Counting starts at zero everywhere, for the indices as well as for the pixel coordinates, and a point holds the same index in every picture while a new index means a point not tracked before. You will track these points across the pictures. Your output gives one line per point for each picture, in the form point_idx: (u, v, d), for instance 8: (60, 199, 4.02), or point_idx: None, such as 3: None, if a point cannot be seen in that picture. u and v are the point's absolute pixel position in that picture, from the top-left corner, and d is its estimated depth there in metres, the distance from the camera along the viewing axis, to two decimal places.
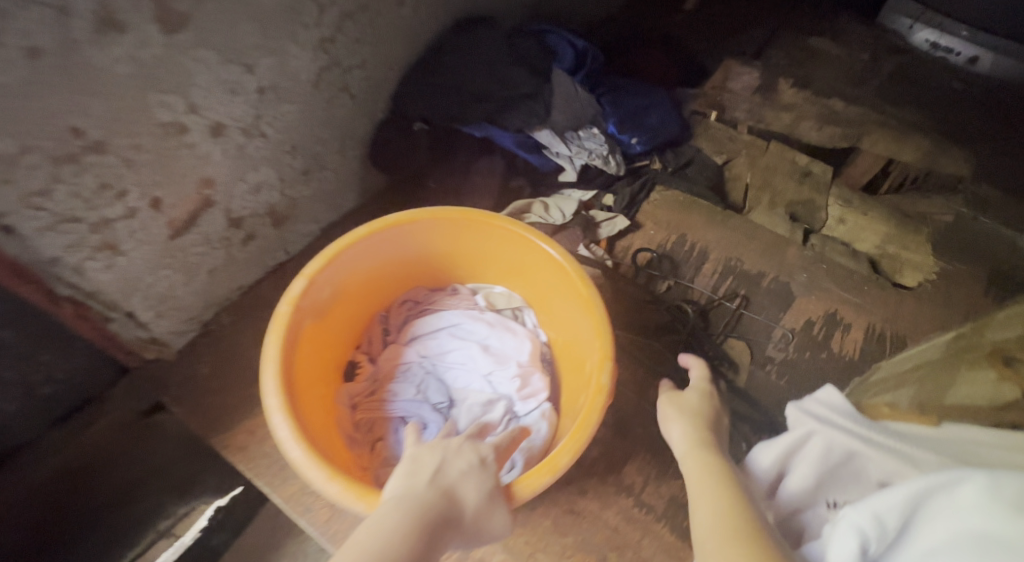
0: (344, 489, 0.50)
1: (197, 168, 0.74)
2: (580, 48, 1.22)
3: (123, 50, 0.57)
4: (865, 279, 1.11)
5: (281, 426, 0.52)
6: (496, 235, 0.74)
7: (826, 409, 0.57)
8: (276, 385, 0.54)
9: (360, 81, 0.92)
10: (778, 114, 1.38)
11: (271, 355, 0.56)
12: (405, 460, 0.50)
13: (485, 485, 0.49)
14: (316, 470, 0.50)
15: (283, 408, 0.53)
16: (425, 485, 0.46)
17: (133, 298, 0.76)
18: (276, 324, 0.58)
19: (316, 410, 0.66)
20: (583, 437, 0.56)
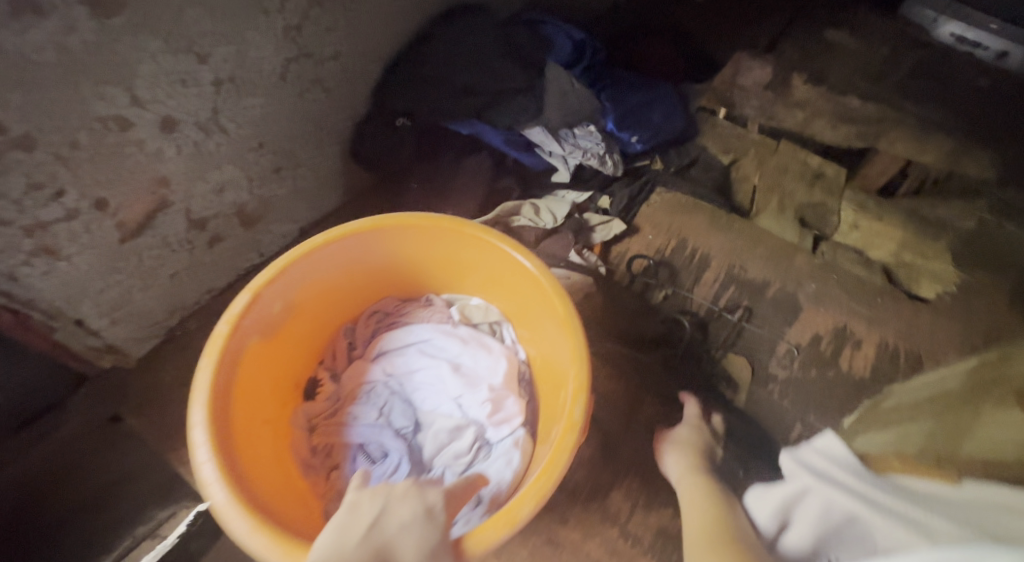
0: (270, 541, 0.44)
1: (147, 167, 0.68)
2: (577, 39, 1.15)
3: (45, 36, 0.51)
4: (878, 290, 1.03)
5: (205, 466, 0.46)
6: (469, 243, 0.67)
7: (823, 459, 0.52)
8: (203, 417, 0.48)
9: (334, 73, 0.86)
10: (790, 111, 1.29)
11: (201, 380, 0.50)
12: (342, 509, 0.44)
13: (431, 540, 0.42)
14: (241, 519, 0.44)
15: (210, 444, 0.47)
16: (357, 544, 0.40)
17: (82, 304, 0.71)
18: (211, 345, 0.52)
19: (263, 437, 0.59)
20: (549, 482, 0.50)
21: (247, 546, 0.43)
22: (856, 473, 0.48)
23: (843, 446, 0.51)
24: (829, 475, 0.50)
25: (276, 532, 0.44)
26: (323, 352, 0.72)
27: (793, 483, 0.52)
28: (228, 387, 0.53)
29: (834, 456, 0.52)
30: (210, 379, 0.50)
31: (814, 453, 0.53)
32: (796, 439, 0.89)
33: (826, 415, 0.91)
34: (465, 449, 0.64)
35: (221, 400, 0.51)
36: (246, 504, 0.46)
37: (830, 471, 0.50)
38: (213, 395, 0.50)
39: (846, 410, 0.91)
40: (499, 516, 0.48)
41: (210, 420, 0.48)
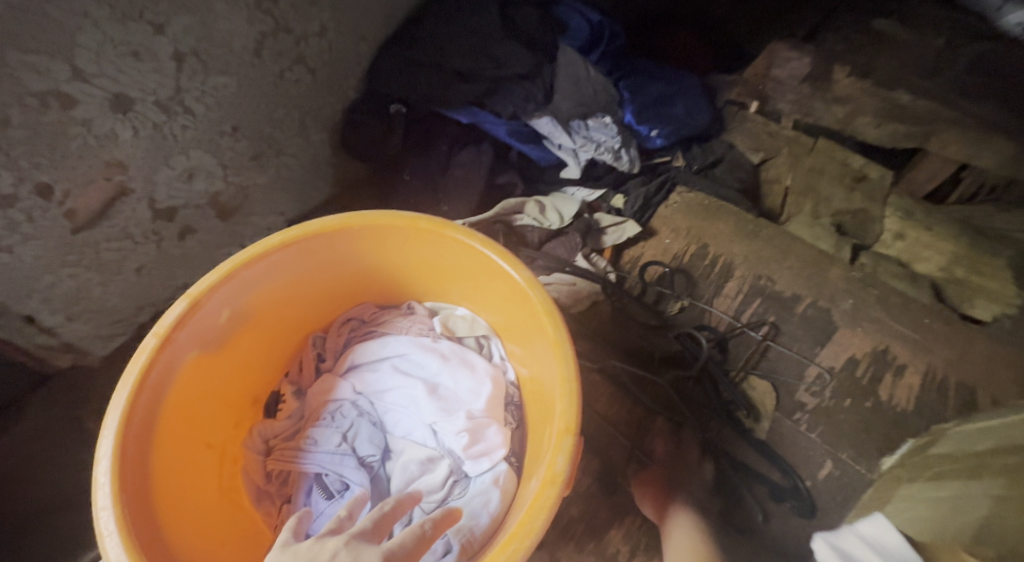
0: None
1: (99, 151, 0.61)
2: (595, 23, 1.03)
3: None
4: (927, 310, 0.91)
5: (102, 512, 0.38)
6: (451, 248, 0.58)
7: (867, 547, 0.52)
8: (110, 451, 0.40)
9: (319, 52, 0.78)
10: (828, 108, 1.17)
11: (115, 404, 0.42)
12: None
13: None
14: None
15: (113, 485, 0.39)
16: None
17: (31, 300, 0.64)
18: (133, 362, 0.44)
19: (202, 464, 0.52)
20: (520, 547, 0.41)
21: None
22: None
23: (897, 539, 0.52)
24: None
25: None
26: (290, 362, 0.65)
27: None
28: (152, 412, 0.45)
29: (886, 548, 0.51)
30: (125, 404, 0.43)
31: (861, 543, 0.52)
32: (824, 478, 0.80)
33: (861, 453, 0.80)
34: (438, 485, 0.56)
35: (138, 429, 0.43)
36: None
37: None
38: (127, 423, 0.42)
39: (885, 448, 0.80)
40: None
41: (118, 455, 0.41)
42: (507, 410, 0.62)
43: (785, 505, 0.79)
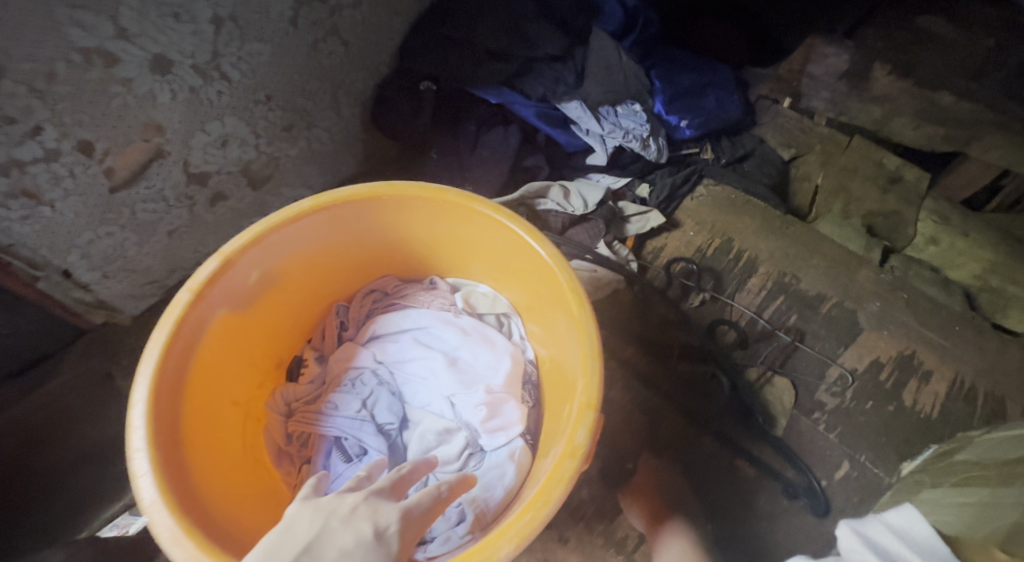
0: (197, 550, 0.37)
1: (139, 112, 0.61)
2: (629, 7, 1.02)
3: None
4: (958, 317, 0.90)
5: (136, 454, 0.39)
6: (478, 224, 0.58)
7: (894, 538, 0.47)
8: (144, 397, 0.41)
9: (353, 24, 0.78)
10: (865, 107, 1.14)
11: (150, 352, 0.44)
12: (276, 526, 0.35)
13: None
14: (167, 522, 0.38)
15: (146, 429, 0.41)
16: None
17: (70, 255, 0.66)
18: (167, 314, 0.45)
19: (228, 420, 0.53)
20: (539, 515, 0.41)
21: (168, 558, 0.36)
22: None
23: (926, 529, 0.47)
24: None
25: (210, 543, 0.38)
26: (313, 330, 0.66)
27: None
28: (183, 364, 0.46)
29: (913, 537, 0.47)
30: (159, 354, 0.44)
31: (885, 530, 0.49)
32: (839, 479, 0.79)
33: (880, 457, 0.80)
34: (454, 456, 0.57)
35: (171, 378, 0.44)
36: (178, 503, 0.39)
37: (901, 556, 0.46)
38: (161, 372, 0.43)
39: (905, 453, 0.79)
40: (471, 553, 0.39)
41: (152, 401, 0.42)
42: (525, 388, 0.63)
43: (799, 502, 0.78)
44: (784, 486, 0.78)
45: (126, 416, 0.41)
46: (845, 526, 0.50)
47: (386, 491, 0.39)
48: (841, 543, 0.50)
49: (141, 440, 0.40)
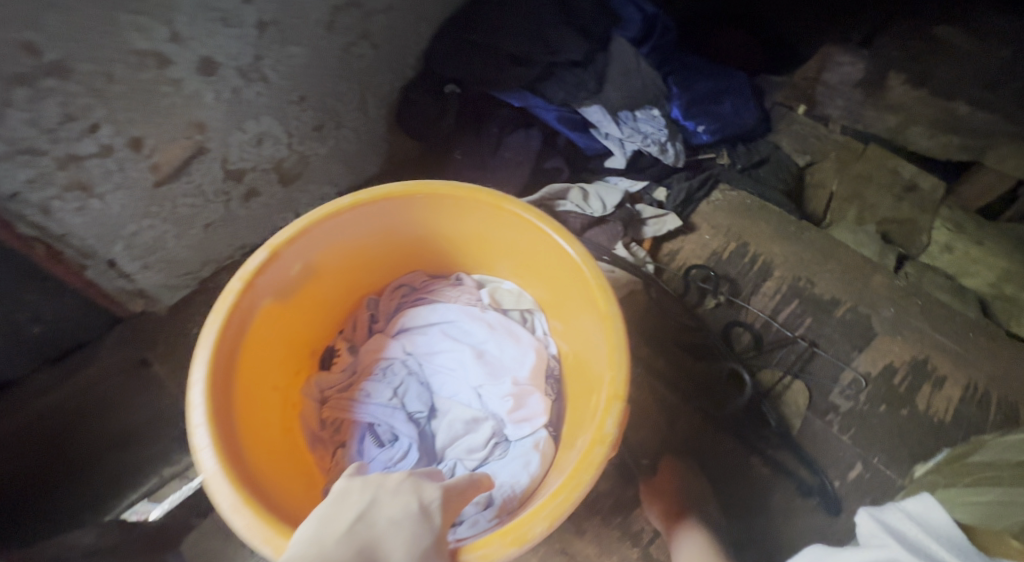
0: (254, 520, 0.40)
1: (186, 110, 0.64)
2: (649, 14, 1.03)
3: None
4: (972, 324, 0.91)
5: (197, 429, 0.42)
6: (508, 222, 0.60)
7: (912, 524, 0.48)
8: (202, 377, 0.44)
9: (383, 29, 0.81)
10: (881, 115, 1.16)
11: (205, 336, 0.46)
12: (328, 497, 0.38)
13: (424, 542, 0.36)
14: (227, 493, 0.40)
15: (205, 406, 0.43)
16: (340, 534, 0.34)
17: (115, 245, 0.69)
18: (220, 301, 0.48)
19: (270, 404, 0.56)
20: (570, 497, 0.44)
21: (229, 526, 0.39)
22: (960, 552, 0.44)
23: (944, 517, 0.48)
24: (926, 550, 0.45)
25: (265, 513, 0.40)
26: (344, 321, 0.69)
27: (875, 546, 0.47)
28: (234, 348, 0.49)
29: (931, 525, 0.48)
30: (214, 337, 0.46)
31: (904, 517, 0.49)
32: (852, 479, 0.80)
33: (892, 459, 0.81)
34: (481, 444, 0.59)
35: (224, 361, 0.47)
36: (235, 476, 0.42)
37: (924, 542, 0.46)
38: (217, 354, 0.46)
39: (918, 455, 0.81)
40: (507, 530, 0.41)
41: (209, 381, 0.44)
42: (548, 381, 0.65)
43: (811, 500, 0.79)
44: (797, 483, 0.80)
45: (185, 394, 0.44)
46: (863, 512, 0.51)
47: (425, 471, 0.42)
48: (859, 528, 0.50)
49: (200, 417, 0.43)
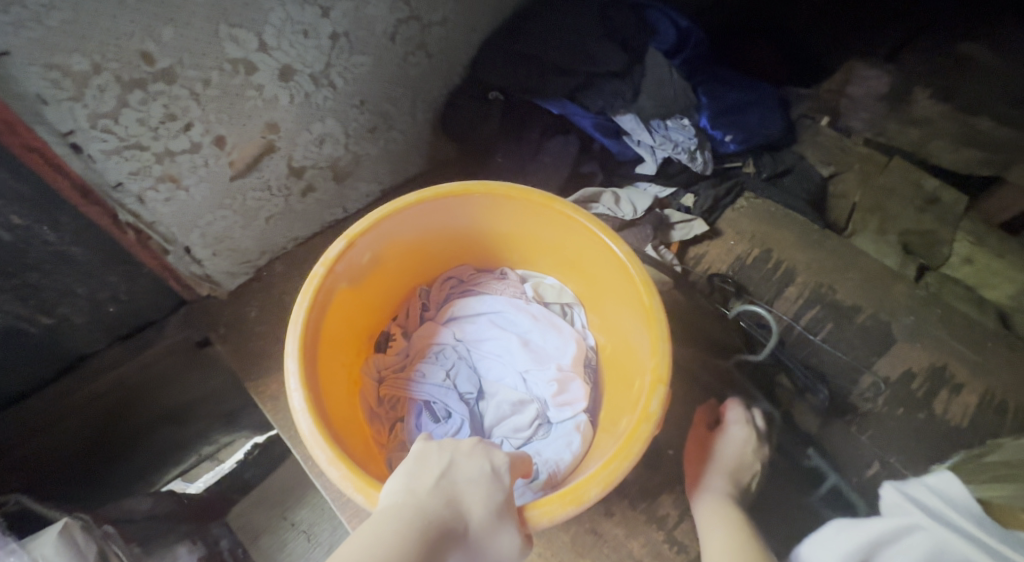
0: (346, 475, 0.46)
1: (263, 112, 0.71)
2: (682, 27, 1.08)
3: None
4: (991, 335, 0.95)
5: (294, 393, 0.49)
6: (557, 222, 0.66)
7: (934, 497, 0.52)
8: (295, 349, 0.51)
9: (438, 39, 0.87)
10: (904, 129, 1.20)
11: (296, 315, 0.53)
12: (410, 457, 0.45)
13: (496, 499, 0.43)
14: (322, 449, 0.47)
15: (299, 374, 0.50)
16: (428, 489, 0.41)
17: (192, 234, 0.76)
18: (308, 284, 0.55)
19: (340, 379, 0.63)
20: (619, 466, 0.50)
21: (327, 476, 0.46)
22: (976, 521, 0.48)
23: (963, 491, 0.52)
24: (944, 517, 0.50)
25: (353, 467, 0.47)
26: (398, 309, 0.75)
27: (898, 514, 0.52)
28: (317, 326, 0.56)
29: (951, 498, 0.52)
30: (303, 316, 0.53)
31: (926, 490, 0.53)
32: (870, 477, 0.84)
33: (908, 460, 0.85)
34: (526, 424, 0.65)
35: (311, 337, 0.54)
36: (327, 435, 0.49)
37: (943, 511, 0.50)
38: (305, 331, 0.53)
39: (934, 458, 0.85)
40: (566, 492, 0.48)
41: (301, 353, 0.51)
42: (586, 370, 0.70)
43: (830, 496, 0.84)
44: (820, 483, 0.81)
45: (281, 364, 0.51)
46: (889, 486, 0.56)
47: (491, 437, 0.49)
48: (883, 499, 0.55)
49: (295, 383, 0.50)
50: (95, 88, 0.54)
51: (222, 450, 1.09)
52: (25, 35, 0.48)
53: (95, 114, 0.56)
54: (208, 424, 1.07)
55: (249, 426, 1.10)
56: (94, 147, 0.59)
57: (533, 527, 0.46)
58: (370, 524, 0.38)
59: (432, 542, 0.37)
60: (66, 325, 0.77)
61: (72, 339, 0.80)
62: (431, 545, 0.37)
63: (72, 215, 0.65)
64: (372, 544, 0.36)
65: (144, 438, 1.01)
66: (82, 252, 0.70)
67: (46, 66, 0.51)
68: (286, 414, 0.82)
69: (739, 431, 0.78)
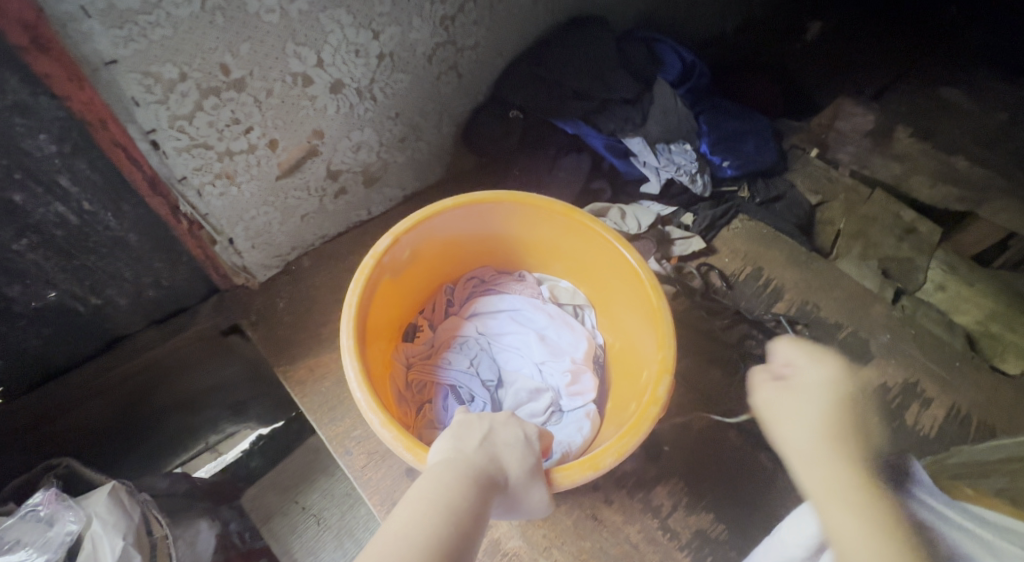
0: (396, 436, 0.56)
1: (313, 120, 0.78)
2: (688, 61, 1.20)
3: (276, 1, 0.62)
4: (958, 355, 1.04)
5: (348, 365, 0.58)
6: (575, 230, 0.75)
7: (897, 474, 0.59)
8: (348, 328, 0.61)
9: (470, 61, 0.95)
10: (887, 163, 1.30)
11: (350, 298, 0.63)
12: (455, 423, 0.56)
13: (527, 460, 0.55)
14: (374, 413, 0.57)
15: (351, 349, 0.60)
16: (474, 449, 0.53)
17: (237, 226, 0.83)
18: (359, 274, 0.64)
19: (377, 361, 0.72)
20: (629, 442, 0.59)
21: (380, 436, 0.55)
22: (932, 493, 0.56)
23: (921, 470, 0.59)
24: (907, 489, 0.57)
25: (400, 431, 0.56)
26: (425, 304, 0.83)
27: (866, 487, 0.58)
28: (364, 310, 0.65)
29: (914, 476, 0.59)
30: (354, 300, 0.63)
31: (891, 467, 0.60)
32: None
33: None
34: (541, 411, 0.72)
35: (360, 319, 0.63)
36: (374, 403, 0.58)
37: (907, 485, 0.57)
38: (356, 313, 0.63)
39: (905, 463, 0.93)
40: (585, 460, 0.58)
41: (353, 331, 0.61)
42: (595, 365, 0.78)
43: None
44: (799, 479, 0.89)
45: (337, 341, 0.60)
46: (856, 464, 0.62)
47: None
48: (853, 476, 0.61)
49: (349, 357, 0.59)
50: (179, 93, 0.62)
51: (221, 442, 1.27)
52: (131, 47, 0.55)
53: (174, 115, 0.63)
54: (217, 413, 1.17)
55: (257, 417, 1.26)
56: (169, 145, 0.66)
57: (558, 486, 0.57)
58: (429, 475, 0.50)
59: (480, 489, 0.49)
60: (110, 307, 0.83)
61: (113, 320, 0.85)
62: (480, 491, 0.49)
63: (136, 203, 0.72)
64: (434, 489, 0.48)
65: (160, 420, 1.07)
66: (135, 238, 0.76)
67: (143, 73, 0.58)
68: (314, 397, 0.88)
69: (819, 370, 0.67)
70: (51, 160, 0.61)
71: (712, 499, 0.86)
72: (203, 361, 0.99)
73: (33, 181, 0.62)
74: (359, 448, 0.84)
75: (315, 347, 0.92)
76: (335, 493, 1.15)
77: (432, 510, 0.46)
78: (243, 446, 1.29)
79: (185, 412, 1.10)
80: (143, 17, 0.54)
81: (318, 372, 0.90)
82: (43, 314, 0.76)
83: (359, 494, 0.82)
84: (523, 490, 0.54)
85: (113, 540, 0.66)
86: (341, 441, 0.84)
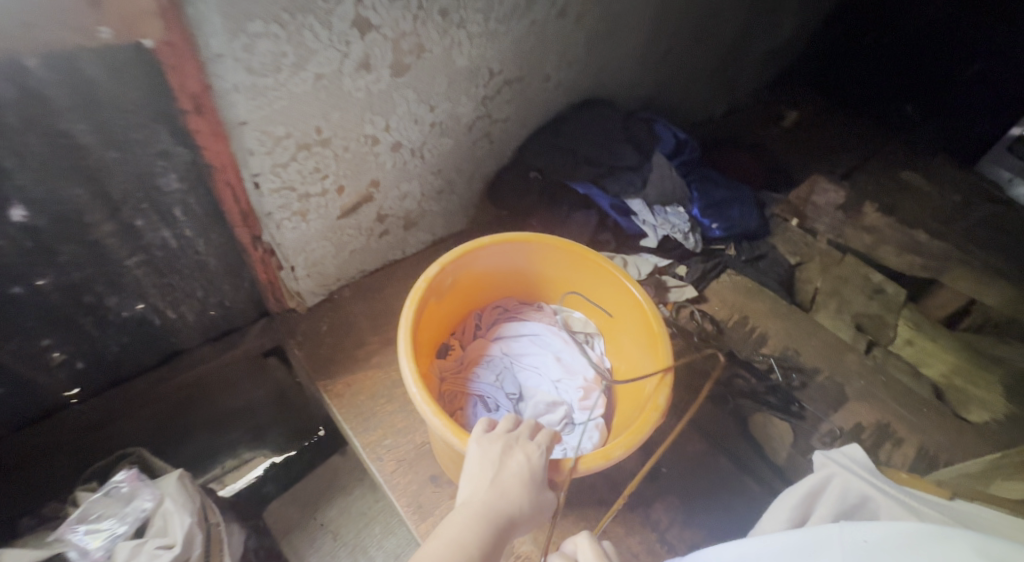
0: (444, 425, 0.70)
1: (373, 171, 0.94)
2: (680, 138, 1.39)
3: (365, 83, 0.80)
4: (925, 401, 1.16)
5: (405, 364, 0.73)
6: (590, 268, 0.90)
7: (846, 457, 0.65)
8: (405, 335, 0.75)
9: (501, 131, 1.13)
10: (859, 233, 1.46)
11: (406, 313, 0.77)
12: (471, 460, 0.66)
13: (533, 486, 0.65)
14: (427, 406, 0.71)
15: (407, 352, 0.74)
16: (485, 489, 0.62)
17: (298, 257, 0.97)
18: (413, 292, 0.79)
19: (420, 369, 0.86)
20: (634, 438, 0.72)
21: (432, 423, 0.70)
22: (872, 471, 0.62)
23: (865, 453, 0.65)
24: (854, 469, 0.62)
25: (447, 422, 0.70)
26: (457, 327, 0.97)
27: (821, 468, 0.64)
28: (416, 323, 0.80)
29: (856, 459, 0.65)
30: (409, 313, 0.77)
31: (841, 453, 0.66)
32: None
33: None
34: (556, 420, 0.84)
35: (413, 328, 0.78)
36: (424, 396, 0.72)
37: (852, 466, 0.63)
38: (411, 323, 0.77)
39: None
40: (598, 451, 0.71)
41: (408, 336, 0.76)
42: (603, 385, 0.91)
43: None
44: None
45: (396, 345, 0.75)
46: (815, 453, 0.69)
47: (529, 435, 0.70)
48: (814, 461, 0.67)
49: (406, 358, 0.74)
50: (282, 147, 0.78)
51: (228, 472, 1.24)
52: (258, 113, 0.73)
53: (275, 163, 0.80)
54: (238, 436, 1.22)
55: (271, 443, 1.28)
56: (266, 185, 0.81)
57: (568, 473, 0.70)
58: (451, 514, 0.61)
59: (497, 521, 0.60)
60: (179, 322, 0.95)
61: (177, 334, 0.97)
62: (490, 527, 0.59)
63: (225, 231, 0.86)
64: (454, 531, 0.58)
65: (195, 434, 1.15)
66: (214, 263, 0.90)
67: (262, 132, 0.75)
68: (350, 410, 0.98)
69: None
70: (173, 194, 0.77)
71: (703, 515, 0.97)
72: (239, 381, 1.10)
73: (154, 211, 0.77)
74: (390, 455, 0.94)
75: (350, 366, 1.03)
76: (352, 510, 1.23)
77: (451, 550, 0.56)
78: (258, 473, 1.26)
79: (220, 429, 1.18)
80: (272, 92, 0.72)
81: (353, 388, 1.01)
82: (128, 323, 0.88)
83: (388, 497, 0.91)
84: (539, 502, 0.65)
85: (182, 517, 0.75)
86: (373, 449, 0.94)
